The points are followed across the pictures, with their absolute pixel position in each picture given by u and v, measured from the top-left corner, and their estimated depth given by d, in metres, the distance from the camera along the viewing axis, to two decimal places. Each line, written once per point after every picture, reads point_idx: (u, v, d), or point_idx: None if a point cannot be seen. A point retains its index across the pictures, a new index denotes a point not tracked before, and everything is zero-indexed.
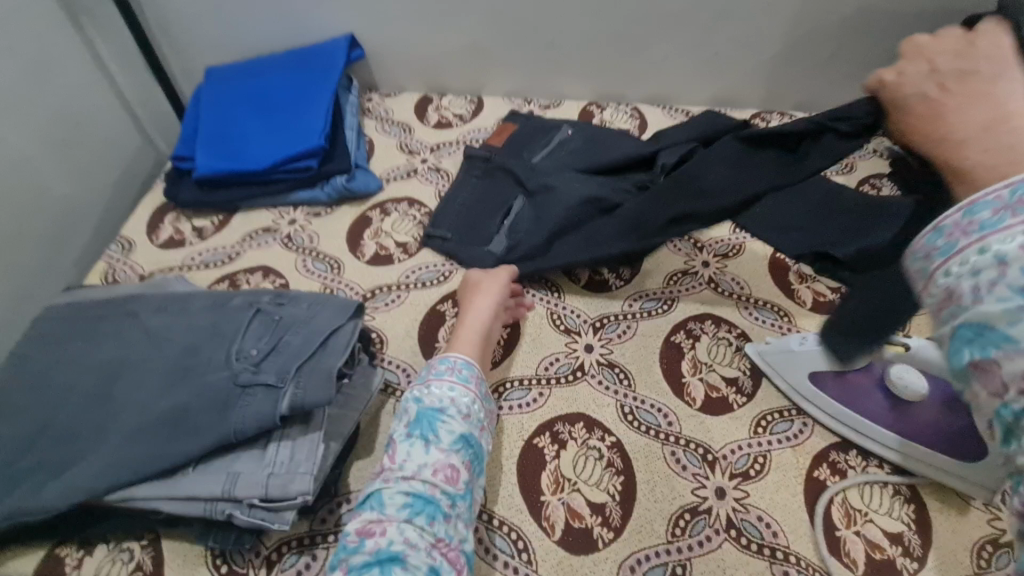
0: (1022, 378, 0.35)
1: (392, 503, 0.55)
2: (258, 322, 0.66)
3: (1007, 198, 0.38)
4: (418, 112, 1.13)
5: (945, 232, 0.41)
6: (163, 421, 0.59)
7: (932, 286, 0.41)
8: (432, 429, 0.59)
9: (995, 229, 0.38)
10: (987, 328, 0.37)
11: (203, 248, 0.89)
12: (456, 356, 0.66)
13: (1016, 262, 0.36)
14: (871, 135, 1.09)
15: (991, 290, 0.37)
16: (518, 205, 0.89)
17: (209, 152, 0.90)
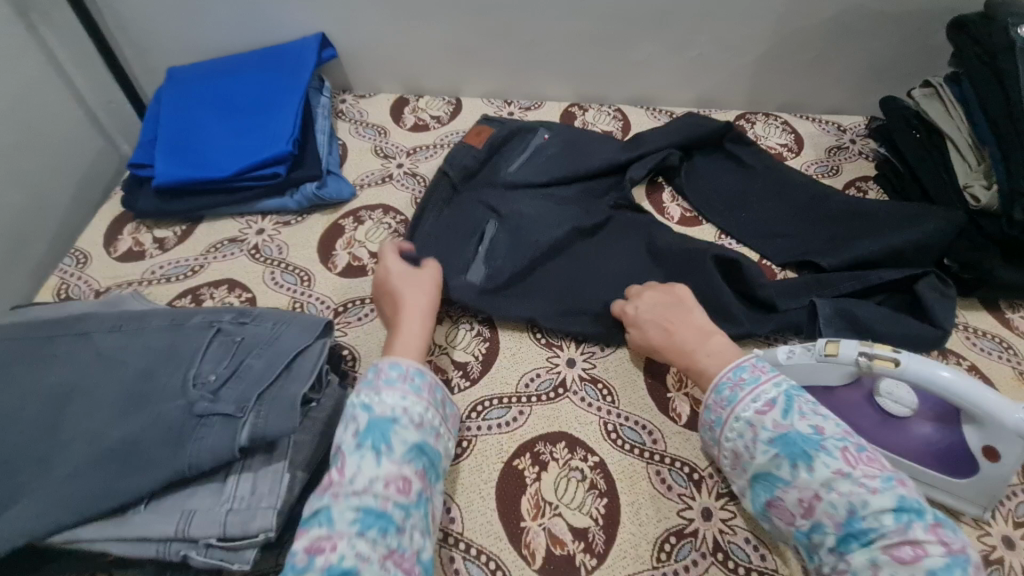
0: (796, 505, 0.50)
1: (342, 519, 0.47)
2: (217, 344, 0.62)
3: (733, 377, 0.57)
4: (394, 113, 1.09)
5: (712, 409, 0.58)
6: (112, 453, 0.55)
7: (724, 445, 0.56)
8: (384, 439, 0.52)
9: (736, 401, 0.56)
10: (766, 474, 0.52)
11: (164, 260, 0.84)
12: (410, 362, 0.59)
13: (760, 424, 0.53)
14: (855, 137, 1.07)
15: (756, 446, 0.53)
16: (490, 231, 0.84)
17: (168, 159, 0.85)
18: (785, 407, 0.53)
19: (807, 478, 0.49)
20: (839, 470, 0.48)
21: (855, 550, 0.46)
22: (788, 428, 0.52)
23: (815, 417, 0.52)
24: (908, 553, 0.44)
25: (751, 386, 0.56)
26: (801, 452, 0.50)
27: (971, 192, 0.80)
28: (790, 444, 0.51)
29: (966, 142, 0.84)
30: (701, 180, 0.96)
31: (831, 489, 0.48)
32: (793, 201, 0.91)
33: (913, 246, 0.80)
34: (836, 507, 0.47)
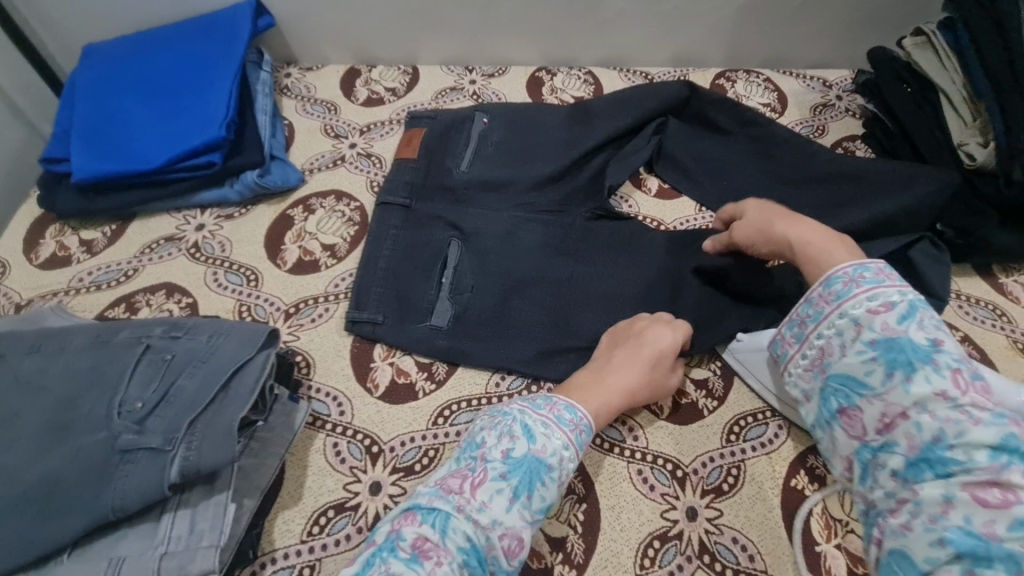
0: (875, 419, 0.49)
1: (454, 538, 0.47)
2: (145, 365, 0.55)
3: (851, 275, 0.55)
4: (345, 87, 0.99)
5: (869, 306, 0.52)
6: (29, 497, 0.48)
7: (812, 344, 0.56)
8: (530, 487, 0.51)
9: (847, 297, 0.54)
10: (849, 376, 0.52)
11: (93, 265, 0.76)
12: (586, 414, 0.56)
13: (868, 324, 0.51)
14: (842, 93, 1.01)
15: (857, 344, 0.52)
16: (454, 255, 0.74)
17: (88, 151, 0.76)
18: (905, 314, 0.50)
19: (899, 391, 0.48)
20: (940, 390, 0.46)
21: (925, 473, 0.45)
22: (900, 334, 0.50)
23: (935, 331, 0.50)
24: (999, 501, 0.41)
25: (869, 285, 0.54)
26: (900, 361, 0.49)
27: (966, 150, 0.76)
28: (891, 351, 0.49)
29: (961, 96, 0.79)
30: (680, 148, 0.89)
31: (922, 409, 0.46)
32: (776, 169, 0.86)
33: (904, 212, 0.75)
34: (920, 429, 0.46)
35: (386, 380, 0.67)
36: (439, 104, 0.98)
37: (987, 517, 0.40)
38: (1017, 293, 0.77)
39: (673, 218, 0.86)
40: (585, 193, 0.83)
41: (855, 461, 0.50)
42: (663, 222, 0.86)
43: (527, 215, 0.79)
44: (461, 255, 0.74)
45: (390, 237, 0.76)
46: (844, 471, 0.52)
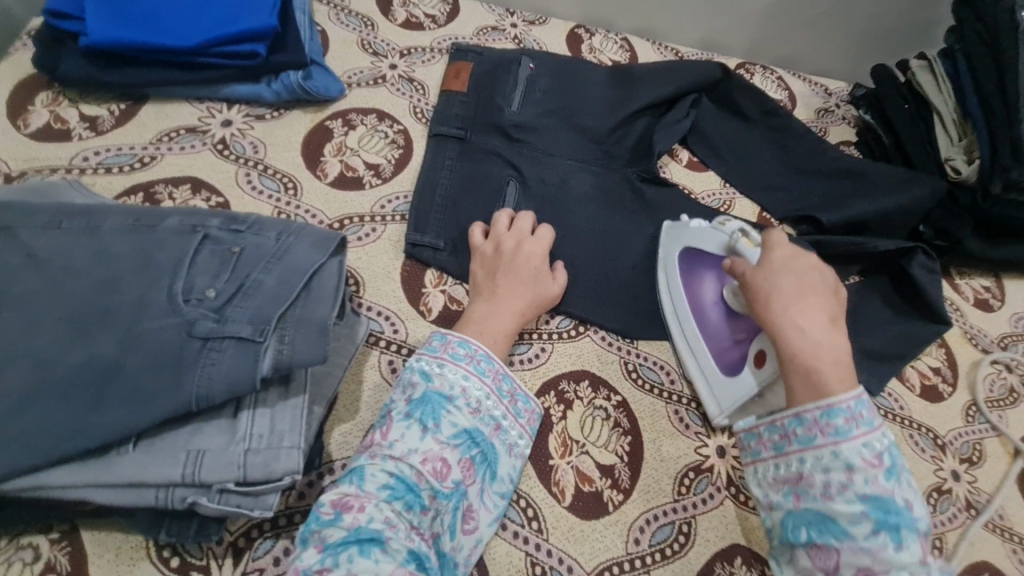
0: (851, 566, 0.47)
1: (373, 480, 0.47)
2: (207, 253, 0.50)
3: (852, 409, 0.51)
4: (381, 2, 0.92)
5: (807, 424, 0.52)
6: (81, 381, 0.43)
7: (790, 464, 0.54)
8: (434, 416, 0.51)
9: (844, 436, 0.50)
10: (832, 518, 0.49)
11: (101, 145, 0.67)
12: (479, 345, 0.57)
13: (860, 473, 0.49)
14: (840, 102, 1.09)
15: (840, 492, 0.49)
16: (512, 195, 0.75)
17: (101, 10, 0.65)
18: (892, 469, 0.49)
19: (887, 550, 0.46)
20: (919, 557, 0.46)
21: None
22: (887, 493, 0.48)
23: (910, 493, 0.50)
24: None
25: (864, 428, 0.51)
26: (888, 519, 0.47)
27: (952, 165, 0.87)
28: (880, 507, 0.48)
29: (952, 117, 0.90)
30: (710, 125, 0.94)
31: (903, 569, 0.46)
32: (792, 158, 0.93)
33: (900, 210, 0.85)
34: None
35: (439, 305, 0.66)
36: (481, 41, 0.94)
37: None
38: (969, 292, 0.91)
39: (701, 189, 0.91)
40: (627, 154, 0.86)
41: None
42: (694, 192, 0.91)
43: (577, 165, 0.81)
44: (518, 197, 0.76)
45: (446, 168, 0.75)
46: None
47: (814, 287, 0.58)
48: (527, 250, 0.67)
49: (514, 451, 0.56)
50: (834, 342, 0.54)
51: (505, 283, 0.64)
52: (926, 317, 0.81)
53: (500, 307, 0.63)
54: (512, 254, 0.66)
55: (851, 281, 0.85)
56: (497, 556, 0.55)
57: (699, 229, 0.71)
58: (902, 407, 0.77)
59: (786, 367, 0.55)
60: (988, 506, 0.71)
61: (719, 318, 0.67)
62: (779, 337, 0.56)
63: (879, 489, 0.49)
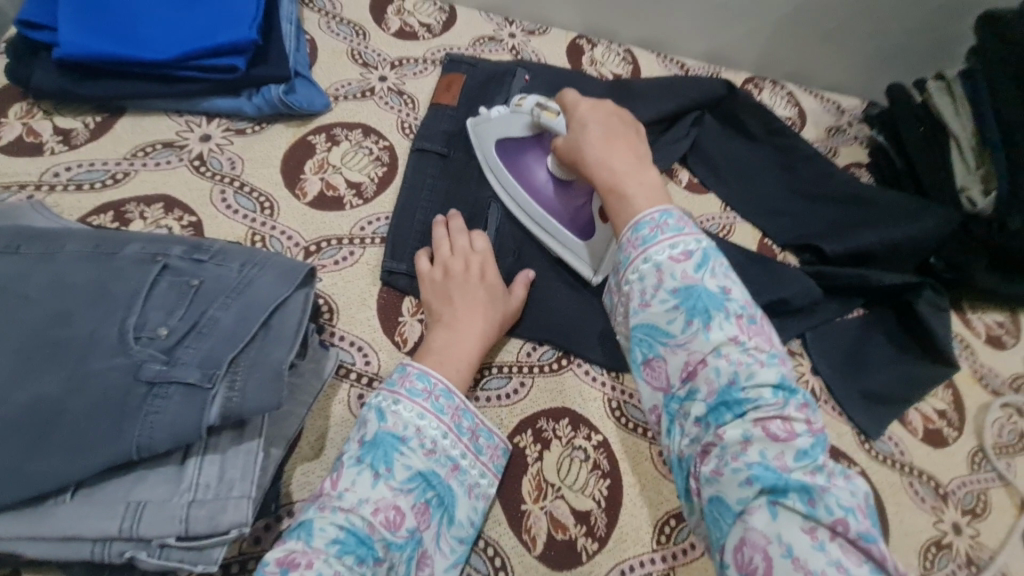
0: (678, 369, 0.45)
1: (322, 535, 0.43)
2: (164, 287, 0.48)
3: (657, 219, 0.48)
4: (374, 10, 0.89)
5: (624, 249, 0.49)
6: (21, 424, 0.41)
7: (618, 293, 0.50)
8: (386, 460, 0.48)
9: (652, 243, 0.47)
10: (653, 326, 0.46)
11: (73, 159, 0.65)
12: (439, 378, 0.54)
13: (668, 271, 0.46)
14: (853, 121, 1.05)
15: (656, 294, 0.46)
16: (497, 220, 0.73)
17: (77, 21, 0.63)
18: (701, 262, 0.46)
19: (700, 338, 0.44)
20: (731, 335, 0.43)
21: (732, 429, 0.41)
22: (696, 281, 0.45)
23: (726, 277, 0.46)
24: (783, 437, 0.41)
25: (674, 233, 0.48)
26: (700, 309, 0.44)
27: (967, 196, 0.83)
28: (692, 298, 0.45)
29: (969, 143, 0.85)
30: (712, 145, 0.90)
31: (718, 354, 0.43)
32: (797, 181, 0.89)
33: (910, 242, 0.81)
34: (718, 374, 0.43)
35: (415, 336, 0.64)
36: (476, 52, 0.91)
37: (777, 450, 0.40)
38: (981, 329, 0.86)
39: (701, 212, 0.87)
40: None
41: (660, 412, 0.47)
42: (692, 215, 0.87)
43: None
44: (504, 221, 0.73)
45: (429, 188, 0.73)
46: (652, 420, 0.48)
47: (614, 123, 0.58)
48: (480, 270, 0.64)
49: (475, 491, 0.53)
50: (643, 172, 0.54)
51: (460, 307, 0.61)
52: (932, 357, 0.77)
53: (458, 332, 0.59)
54: (463, 276, 0.63)
55: (854, 315, 0.81)
56: None
57: (501, 117, 0.70)
58: (903, 452, 0.73)
59: (607, 204, 0.53)
60: (990, 564, 0.67)
61: (553, 192, 0.70)
62: (597, 181, 0.55)
63: (687, 281, 0.45)
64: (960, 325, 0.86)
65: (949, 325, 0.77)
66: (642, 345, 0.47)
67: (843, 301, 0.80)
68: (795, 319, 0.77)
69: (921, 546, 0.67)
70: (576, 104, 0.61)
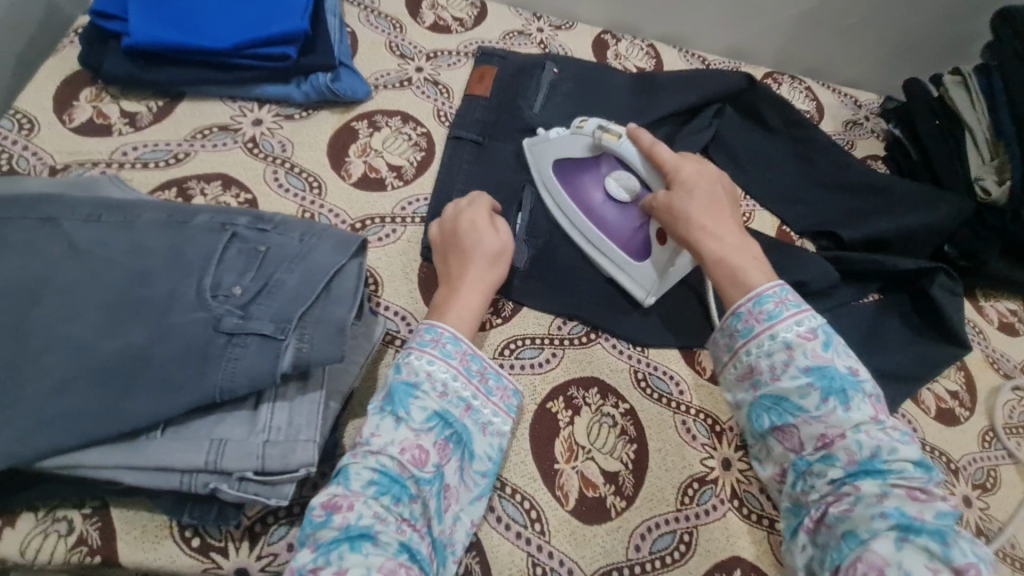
0: (813, 437, 0.52)
1: (358, 478, 0.48)
2: (235, 251, 0.52)
3: (780, 294, 0.56)
4: (411, 5, 0.94)
5: (743, 318, 0.56)
6: (115, 368, 0.46)
7: (736, 360, 0.57)
8: (402, 405, 0.51)
9: (776, 319, 0.55)
10: (784, 398, 0.54)
11: (138, 140, 0.70)
12: (443, 327, 0.57)
13: (799, 347, 0.53)
14: (870, 115, 1.07)
15: (786, 369, 0.54)
16: (529, 202, 0.77)
17: (144, 12, 0.68)
18: (829, 341, 0.54)
19: (839, 414, 0.51)
20: (870, 415, 0.51)
21: (867, 484, 0.49)
22: (827, 361, 0.53)
23: (848, 357, 0.54)
24: (923, 498, 0.47)
25: (793, 308, 0.56)
26: (836, 387, 0.52)
27: (982, 185, 0.86)
28: (827, 377, 0.53)
29: (984, 135, 0.88)
30: (733, 136, 0.93)
31: (860, 430, 0.50)
32: (815, 171, 0.92)
33: (924, 229, 0.84)
34: (861, 446, 0.49)
35: None
36: (507, 45, 0.95)
37: (916, 507, 0.47)
38: (994, 316, 0.89)
39: None
40: None
41: (788, 469, 0.53)
42: None
43: None
44: (535, 203, 0.77)
45: (464, 172, 0.77)
46: (774, 475, 0.56)
47: (717, 193, 0.64)
48: (472, 223, 0.65)
49: (489, 429, 0.55)
50: (744, 245, 0.62)
51: (457, 262, 0.63)
52: (945, 339, 0.80)
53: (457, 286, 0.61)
54: (455, 233, 0.65)
55: (870, 299, 0.84)
56: (499, 555, 0.57)
57: (560, 138, 0.73)
58: (916, 429, 0.76)
59: (715, 279, 0.60)
60: (1000, 535, 0.70)
61: (613, 214, 0.72)
62: (701, 248, 0.61)
63: (818, 359, 0.53)
64: (973, 311, 0.88)
65: (962, 308, 0.80)
66: (768, 412, 0.54)
67: (860, 285, 0.83)
68: (813, 300, 0.80)
69: None
70: (655, 153, 0.66)
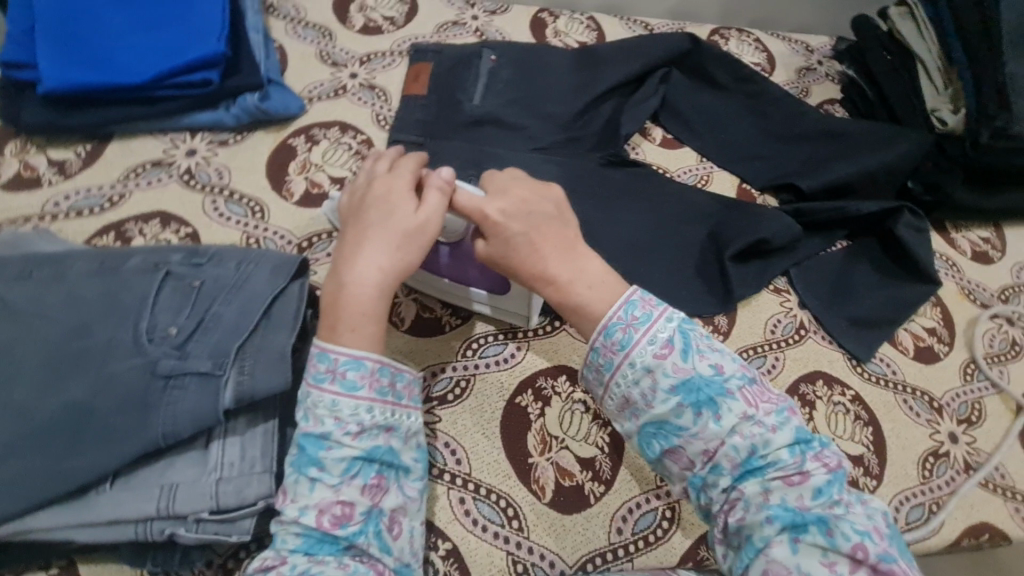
0: (698, 454, 0.45)
1: (284, 543, 0.44)
2: (168, 291, 0.51)
3: (625, 317, 0.48)
4: (338, 10, 0.91)
5: (601, 351, 0.48)
6: (55, 428, 0.45)
7: (610, 393, 0.49)
8: (314, 460, 0.45)
9: (630, 345, 0.47)
10: (661, 422, 0.46)
11: (71, 188, 0.69)
12: (337, 351, 0.46)
13: (659, 370, 0.46)
14: (823, 58, 1.05)
15: (654, 394, 0.46)
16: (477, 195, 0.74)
17: (55, 55, 0.66)
18: (686, 348, 0.47)
19: (712, 426, 0.45)
20: (741, 412, 0.45)
21: (751, 483, 0.44)
22: (690, 373, 0.45)
23: (713, 356, 0.47)
24: (800, 480, 0.43)
25: (645, 324, 0.48)
26: (703, 399, 0.45)
27: (938, 117, 0.83)
28: (692, 390, 0.45)
29: (936, 64, 0.86)
30: (682, 99, 0.91)
31: (734, 433, 0.44)
32: (770, 124, 0.90)
33: (885, 169, 0.82)
34: (738, 450, 0.44)
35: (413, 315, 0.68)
36: (441, 38, 0.93)
37: (795, 492, 0.43)
38: (965, 246, 0.87)
39: (678, 166, 0.89)
40: (593, 140, 0.85)
41: (687, 486, 0.47)
42: (669, 171, 0.88)
43: (542, 156, 0.80)
44: None
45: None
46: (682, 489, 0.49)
47: (533, 220, 0.52)
48: (382, 192, 0.52)
49: (416, 439, 0.49)
50: (588, 271, 0.51)
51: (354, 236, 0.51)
52: (915, 278, 0.79)
53: (353, 271, 0.49)
54: (364, 201, 0.52)
55: (837, 248, 0.83)
56: (479, 558, 0.56)
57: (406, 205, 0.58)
58: (895, 371, 0.75)
59: (568, 318, 0.52)
60: (987, 466, 0.69)
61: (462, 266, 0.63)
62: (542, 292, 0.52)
63: (680, 374, 0.46)
64: (944, 244, 0.87)
65: (929, 245, 0.79)
66: (655, 442, 0.47)
67: (828, 235, 0.82)
68: (779, 257, 0.79)
69: (919, 457, 0.70)
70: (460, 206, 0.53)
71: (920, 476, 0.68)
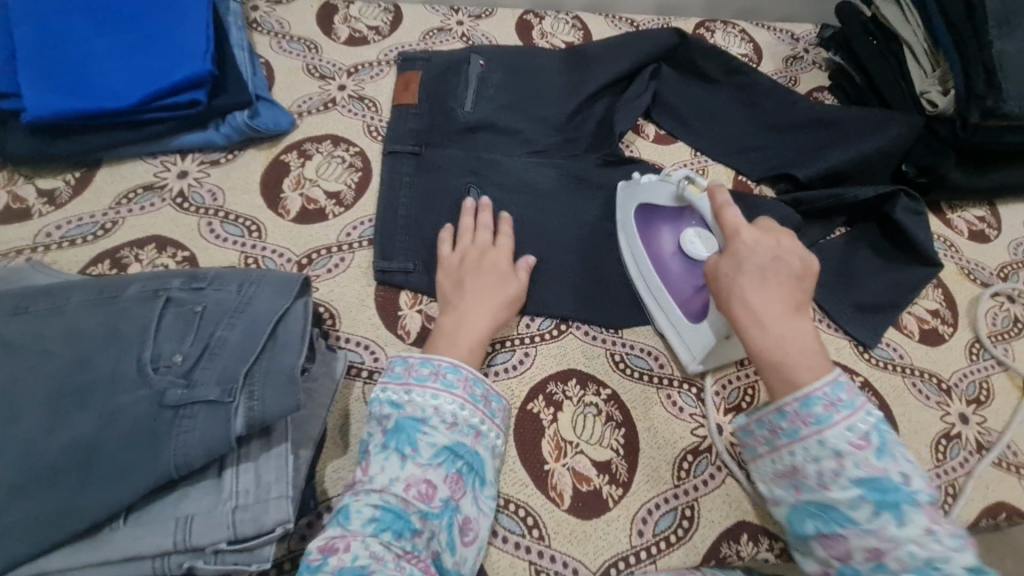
0: (863, 549, 0.46)
1: (358, 517, 0.46)
2: (171, 318, 0.50)
3: (830, 394, 0.49)
4: (322, 23, 0.90)
5: (788, 417, 0.50)
6: (61, 467, 0.44)
7: (778, 458, 0.51)
8: (410, 441, 0.50)
9: (827, 423, 0.48)
10: (830, 506, 0.48)
11: (62, 217, 0.68)
12: (440, 358, 0.55)
13: (849, 457, 0.47)
14: (809, 46, 1.05)
15: (835, 479, 0.48)
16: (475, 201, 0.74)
17: (37, 82, 0.65)
18: (881, 445, 0.48)
19: (892, 529, 0.45)
20: (925, 525, 0.45)
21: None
22: (881, 472, 0.46)
23: (905, 464, 0.47)
24: None
25: (846, 410, 0.49)
26: (889, 501, 0.45)
27: (928, 99, 0.83)
28: (878, 488, 0.46)
29: (922, 47, 0.85)
30: (673, 94, 0.91)
31: (912, 541, 0.44)
32: (762, 115, 0.90)
33: (879, 154, 0.83)
34: (912, 555, 0.44)
35: (417, 326, 0.67)
36: (428, 46, 0.92)
37: None
38: (961, 226, 0.88)
39: (672, 162, 0.89)
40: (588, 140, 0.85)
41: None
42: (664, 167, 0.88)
43: (539, 159, 0.79)
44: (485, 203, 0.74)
45: (406, 185, 0.74)
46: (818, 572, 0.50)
47: (782, 271, 0.53)
48: (489, 255, 0.67)
49: (497, 452, 0.55)
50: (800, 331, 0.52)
51: (471, 286, 0.64)
52: (915, 260, 0.79)
53: (466, 311, 0.62)
54: (476, 260, 0.66)
55: (836, 234, 0.83)
56: (501, 570, 0.56)
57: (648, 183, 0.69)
58: (902, 355, 0.75)
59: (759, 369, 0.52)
60: (999, 445, 0.70)
61: (678, 269, 0.66)
62: (744, 333, 0.53)
63: (871, 469, 0.47)
64: (941, 225, 0.88)
65: (927, 227, 0.79)
66: (818, 526, 0.48)
67: (827, 222, 0.82)
68: None
69: (932, 439, 0.70)
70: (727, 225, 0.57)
71: (934, 458, 0.69)
